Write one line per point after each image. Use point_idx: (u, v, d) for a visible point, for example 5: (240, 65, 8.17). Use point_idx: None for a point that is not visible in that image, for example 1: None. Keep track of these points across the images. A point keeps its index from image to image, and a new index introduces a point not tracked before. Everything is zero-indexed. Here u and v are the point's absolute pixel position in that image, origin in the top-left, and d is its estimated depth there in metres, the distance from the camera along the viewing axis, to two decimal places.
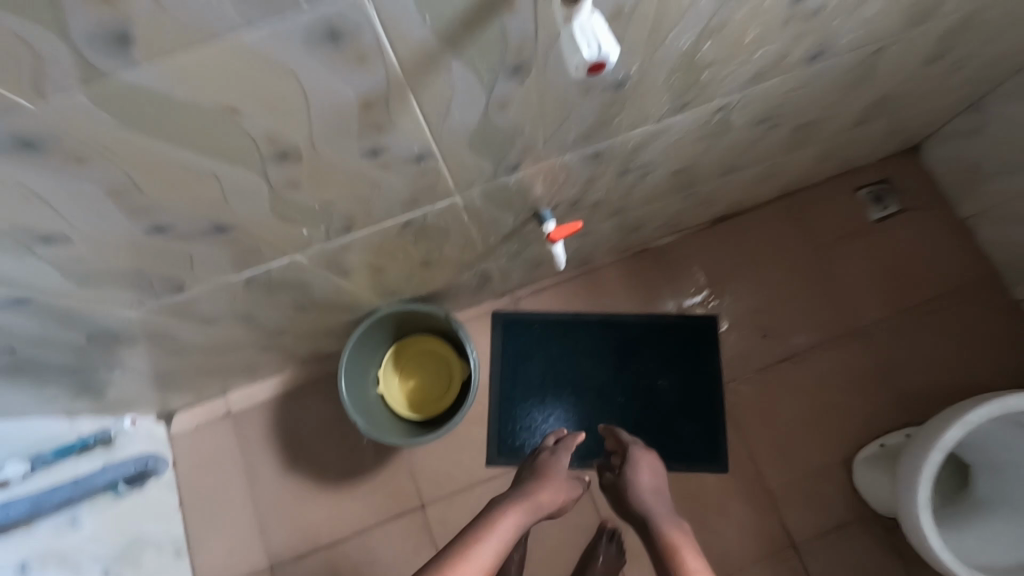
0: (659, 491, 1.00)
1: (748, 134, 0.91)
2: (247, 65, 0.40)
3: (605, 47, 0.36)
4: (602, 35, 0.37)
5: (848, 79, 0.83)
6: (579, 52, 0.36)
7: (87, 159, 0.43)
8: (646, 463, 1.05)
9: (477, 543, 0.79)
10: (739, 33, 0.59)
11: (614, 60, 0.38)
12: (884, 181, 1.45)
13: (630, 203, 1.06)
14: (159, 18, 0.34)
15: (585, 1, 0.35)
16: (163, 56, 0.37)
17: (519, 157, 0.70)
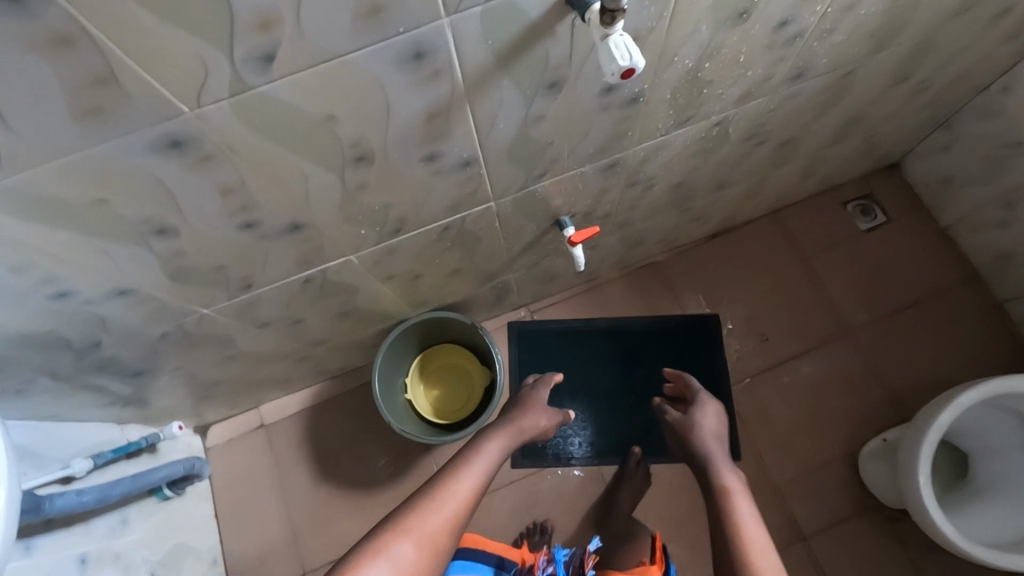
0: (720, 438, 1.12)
1: (741, 148, 1.02)
2: (351, 79, 0.51)
3: (633, 57, 0.47)
4: (632, 49, 0.47)
5: (827, 96, 0.95)
6: (614, 62, 0.47)
7: (214, 158, 0.54)
8: (712, 413, 1.17)
9: (471, 459, 1.04)
10: (731, 55, 0.71)
11: (640, 67, 0.48)
12: (869, 195, 1.57)
13: (637, 214, 1.17)
14: (298, 43, 0.45)
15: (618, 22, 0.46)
16: (292, 71, 0.47)
17: (546, 167, 0.81)
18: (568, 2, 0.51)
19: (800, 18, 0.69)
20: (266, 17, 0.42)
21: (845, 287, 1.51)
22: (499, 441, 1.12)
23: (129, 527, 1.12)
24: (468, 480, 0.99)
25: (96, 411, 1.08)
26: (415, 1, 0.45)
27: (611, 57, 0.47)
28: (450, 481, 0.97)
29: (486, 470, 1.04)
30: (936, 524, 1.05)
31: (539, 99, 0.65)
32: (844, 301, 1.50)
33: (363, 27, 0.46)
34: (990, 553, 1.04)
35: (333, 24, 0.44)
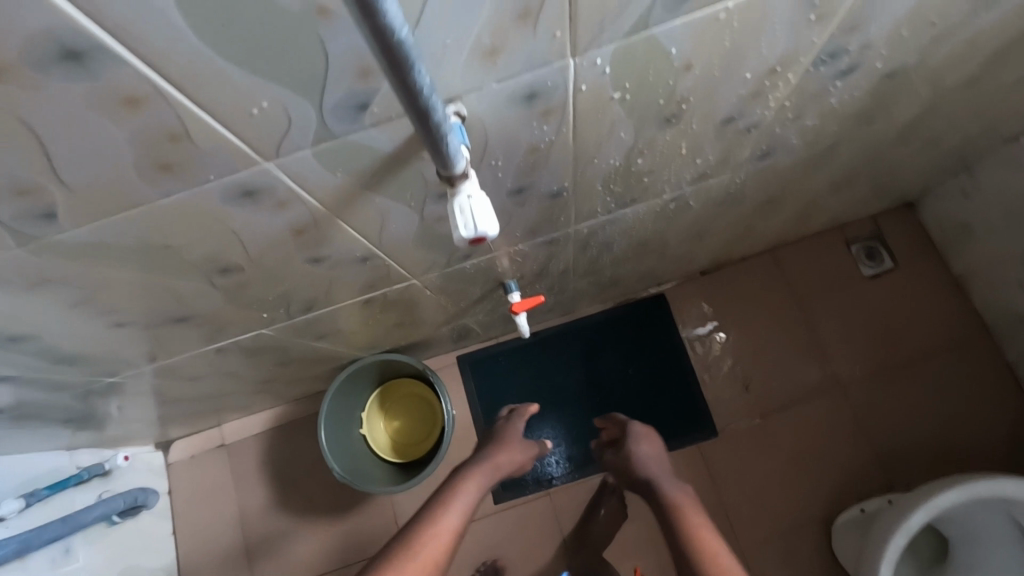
0: (659, 459, 1.14)
1: (710, 211, 0.92)
2: (172, 219, 0.44)
3: (481, 225, 0.39)
4: (483, 214, 0.39)
5: (808, 164, 0.84)
6: (457, 229, 0.39)
7: (37, 287, 0.49)
8: (645, 437, 1.19)
9: (449, 498, 0.95)
10: (670, 149, 0.61)
11: (495, 232, 0.40)
12: (876, 237, 1.44)
13: (602, 267, 1.08)
14: (81, 203, 0.39)
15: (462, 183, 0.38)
16: (89, 222, 0.41)
17: (470, 249, 0.74)
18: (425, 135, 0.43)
19: (750, 114, 0.58)
20: (24, 187, 0.36)
21: (839, 336, 1.40)
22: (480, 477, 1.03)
23: (74, 556, 1.13)
24: (449, 518, 0.91)
25: (36, 444, 1.07)
26: (215, 156, 0.38)
27: (456, 222, 0.40)
28: (429, 522, 0.89)
29: (464, 519, 0.93)
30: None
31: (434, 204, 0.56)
32: (837, 353, 1.39)
33: (158, 182, 0.39)
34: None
35: (117, 183, 0.38)
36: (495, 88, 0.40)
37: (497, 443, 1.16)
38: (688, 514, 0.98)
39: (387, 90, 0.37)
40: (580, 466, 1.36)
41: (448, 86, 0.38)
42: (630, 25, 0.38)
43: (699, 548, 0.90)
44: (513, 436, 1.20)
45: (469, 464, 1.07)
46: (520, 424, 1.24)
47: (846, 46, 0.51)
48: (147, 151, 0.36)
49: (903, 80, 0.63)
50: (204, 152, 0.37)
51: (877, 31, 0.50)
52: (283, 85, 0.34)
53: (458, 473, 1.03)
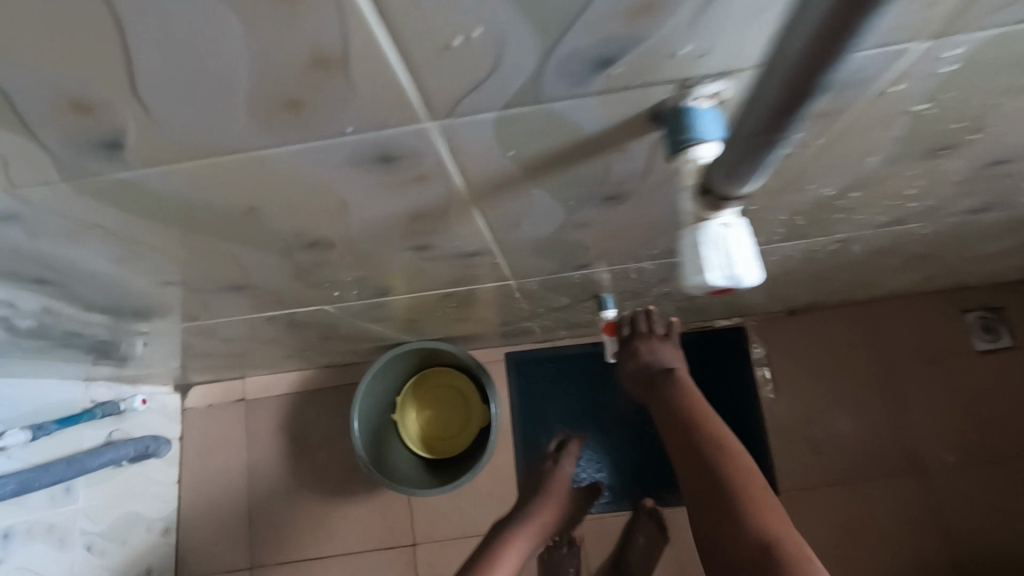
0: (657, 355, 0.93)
1: (857, 258, 0.77)
2: (273, 176, 0.32)
3: (740, 268, 0.32)
4: (741, 258, 0.32)
5: (1001, 227, 0.69)
6: (710, 270, 0.32)
7: (75, 227, 0.37)
8: None
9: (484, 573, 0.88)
10: (898, 187, 0.47)
11: (749, 281, 0.33)
12: (995, 309, 1.26)
13: (703, 294, 0.94)
14: (162, 130, 0.26)
15: (723, 210, 0.31)
16: (164, 162, 0.29)
17: (589, 261, 0.60)
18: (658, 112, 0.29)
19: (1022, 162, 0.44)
20: (81, 95, 0.24)
21: (932, 411, 1.24)
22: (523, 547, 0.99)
23: (73, 497, 1.05)
24: None
25: (53, 371, 0.97)
26: (370, 98, 0.25)
27: (700, 265, 0.32)
28: None
29: None
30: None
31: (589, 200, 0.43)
32: (928, 429, 1.23)
33: (274, 121, 0.27)
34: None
35: (216, 111, 0.25)
36: (861, 57, 0.26)
37: (541, 496, 1.08)
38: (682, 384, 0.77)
39: (662, 38, 0.24)
40: (618, 497, 1.23)
41: (743, 47, 0.25)
42: None
43: (697, 423, 0.71)
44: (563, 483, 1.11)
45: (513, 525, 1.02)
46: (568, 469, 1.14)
47: None
48: (280, 71, 0.23)
49: None
50: (357, 90, 0.25)
51: None
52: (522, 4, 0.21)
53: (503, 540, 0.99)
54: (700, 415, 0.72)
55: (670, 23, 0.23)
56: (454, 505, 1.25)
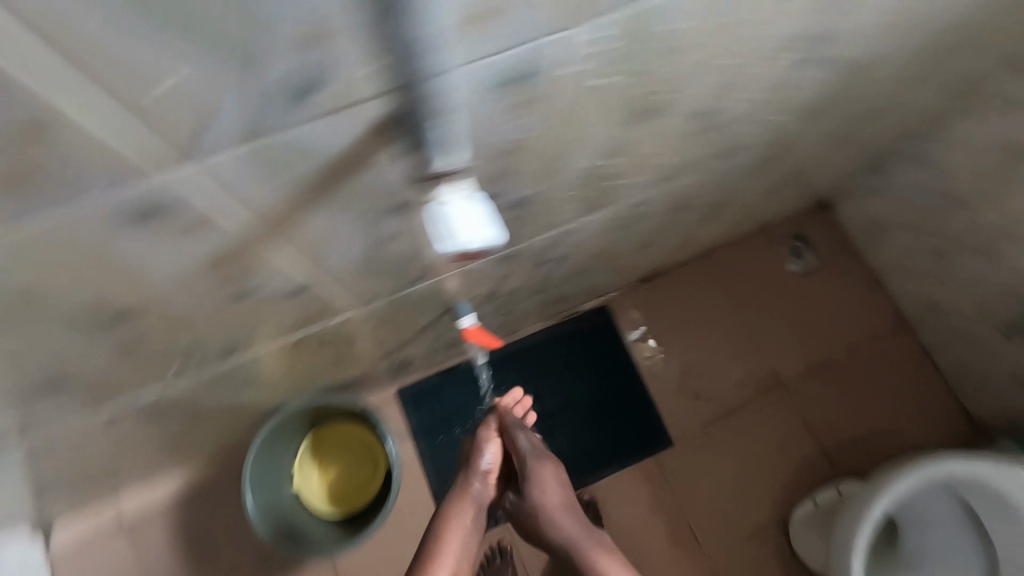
0: (565, 504, 0.89)
1: (663, 217, 0.90)
2: (35, 247, 0.36)
3: (462, 236, 0.41)
4: (463, 221, 0.41)
5: (754, 166, 0.84)
6: (456, 232, 0.41)
7: None
8: (551, 484, 0.88)
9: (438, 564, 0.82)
10: (645, 148, 0.56)
11: (475, 243, 0.41)
12: (800, 236, 1.49)
13: (553, 282, 1.02)
14: None
15: (459, 183, 0.43)
16: None
17: (424, 271, 0.65)
18: (390, 129, 0.37)
19: (727, 106, 0.55)
20: None
21: (775, 335, 1.42)
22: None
23: None
24: None
25: None
26: (71, 156, 0.31)
27: (432, 240, 0.42)
28: None
29: None
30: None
31: (385, 206, 0.48)
32: (779, 354, 1.41)
33: None
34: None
35: None
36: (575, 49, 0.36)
37: None
38: (564, 526, 0.88)
39: (283, 74, 0.30)
40: None
41: (376, 79, 0.32)
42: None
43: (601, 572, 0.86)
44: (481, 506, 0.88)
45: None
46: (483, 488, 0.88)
47: (825, 32, 0.49)
48: None
49: (850, 79, 0.63)
50: (75, 165, 0.32)
51: (848, 19, 0.49)
52: (98, 67, 0.27)
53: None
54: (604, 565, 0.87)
55: (271, 63, 0.29)
56: (382, 553, 1.22)
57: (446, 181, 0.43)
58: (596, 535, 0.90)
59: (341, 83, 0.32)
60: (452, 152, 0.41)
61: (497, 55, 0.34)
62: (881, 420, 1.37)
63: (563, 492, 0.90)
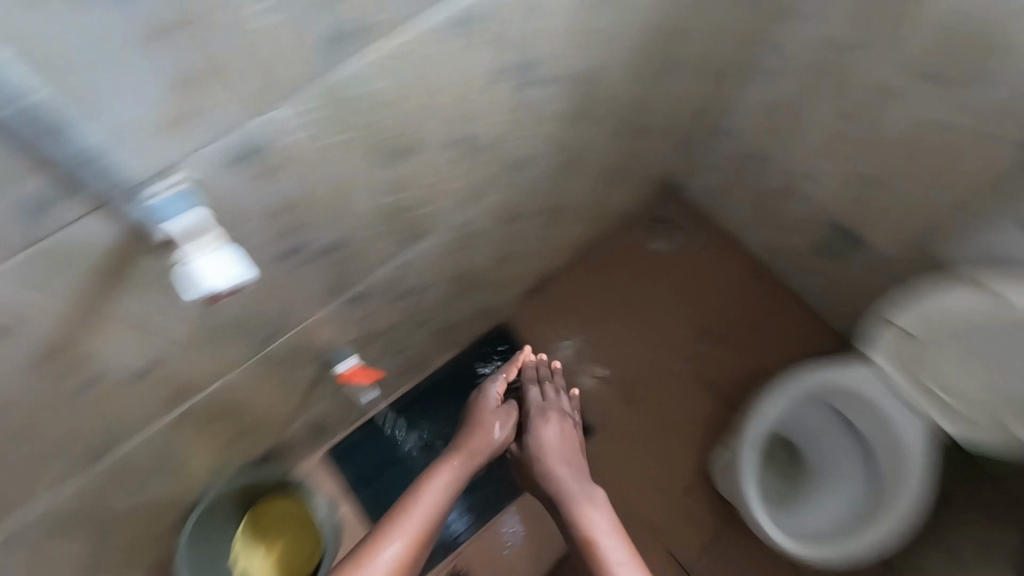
0: (561, 452, 0.99)
1: (502, 231, 1.01)
2: None
3: (208, 282, 0.45)
4: (209, 270, 0.45)
5: (559, 170, 0.96)
6: (201, 280, 0.45)
7: None
8: (549, 433, 1.01)
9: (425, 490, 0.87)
10: (422, 180, 0.67)
11: (221, 285, 0.45)
12: (661, 220, 1.65)
13: (429, 312, 1.11)
14: None
15: (205, 234, 0.46)
16: None
17: (274, 329, 0.72)
18: (142, 221, 0.45)
19: (474, 131, 0.66)
20: None
21: (660, 311, 1.57)
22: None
23: None
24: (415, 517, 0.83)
25: None
26: None
27: (184, 290, 0.46)
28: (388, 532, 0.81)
29: (432, 511, 0.85)
30: (766, 531, 1.08)
31: None
32: (667, 327, 1.55)
33: None
34: (833, 551, 1.05)
35: None
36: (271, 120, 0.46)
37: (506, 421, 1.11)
38: (557, 467, 0.96)
39: (24, 200, 0.38)
40: (481, 514, 1.31)
41: (84, 191, 0.40)
42: (290, 73, 0.44)
43: (578, 508, 0.90)
44: (501, 435, 0.99)
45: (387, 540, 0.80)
46: (505, 429, 1.00)
47: (520, 59, 0.61)
48: None
49: (585, 85, 0.77)
50: None
51: (534, 46, 0.61)
52: None
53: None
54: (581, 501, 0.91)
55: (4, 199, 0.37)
56: None
57: (188, 239, 0.46)
58: (589, 483, 0.95)
59: (76, 196, 0.40)
60: (189, 216, 0.46)
61: (204, 148, 0.43)
62: (768, 361, 1.51)
63: (571, 445, 1.01)
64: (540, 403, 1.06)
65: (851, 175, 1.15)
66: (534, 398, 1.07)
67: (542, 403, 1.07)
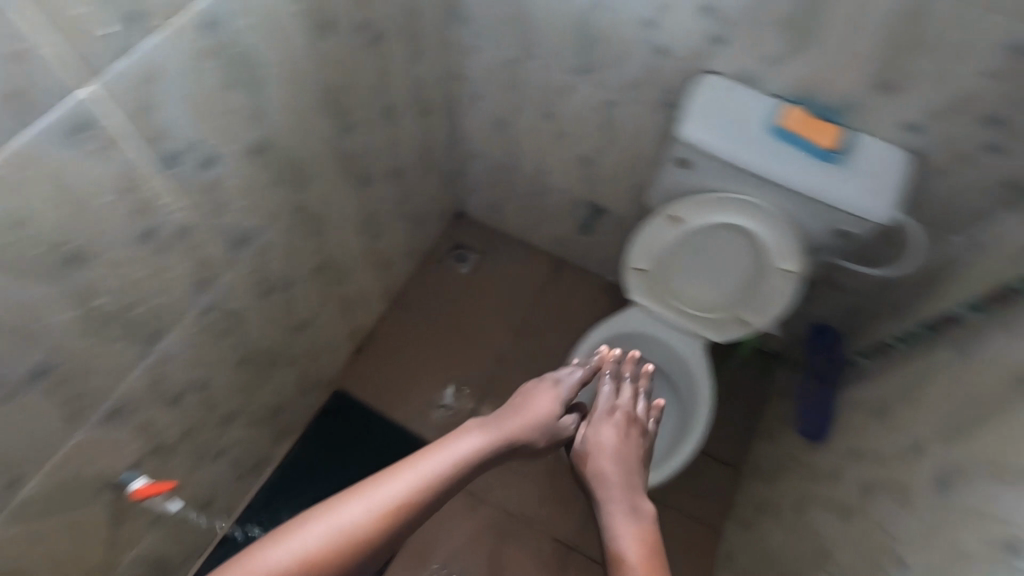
0: (622, 461, 0.82)
1: (270, 302, 1.05)
2: None
3: None
4: None
5: (302, 231, 1.04)
6: None
7: None
8: (618, 432, 0.86)
9: (437, 455, 0.70)
10: (121, 276, 0.70)
11: None
12: (457, 246, 1.79)
13: (232, 402, 1.11)
14: None
15: None
16: None
17: (16, 474, 0.69)
18: None
19: (156, 222, 0.71)
20: None
21: (480, 324, 1.68)
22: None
23: None
24: (414, 481, 0.66)
25: None
26: None
27: None
28: (379, 492, 0.63)
29: (433, 489, 0.67)
30: None
31: None
32: (490, 336, 1.67)
33: None
34: (653, 474, 1.15)
35: None
36: None
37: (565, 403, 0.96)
38: (606, 472, 0.80)
39: None
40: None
41: None
42: None
43: (624, 538, 0.71)
44: (559, 415, 0.83)
45: (376, 495, 0.63)
46: (558, 413, 0.84)
47: (176, 147, 0.68)
48: None
49: (272, 153, 0.85)
50: None
51: (184, 132, 0.68)
52: None
53: (276, 553, 0.57)
54: (630, 535, 0.72)
55: None
56: None
57: None
58: (638, 496, 0.78)
59: None
60: None
61: None
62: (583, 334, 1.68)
63: (630, 447, 0.85)
64: (615, 399, 0.91)
65: (569, 160, 1.36)
66: (604, 394, 0.92)
67: (613, 402, 0.90)
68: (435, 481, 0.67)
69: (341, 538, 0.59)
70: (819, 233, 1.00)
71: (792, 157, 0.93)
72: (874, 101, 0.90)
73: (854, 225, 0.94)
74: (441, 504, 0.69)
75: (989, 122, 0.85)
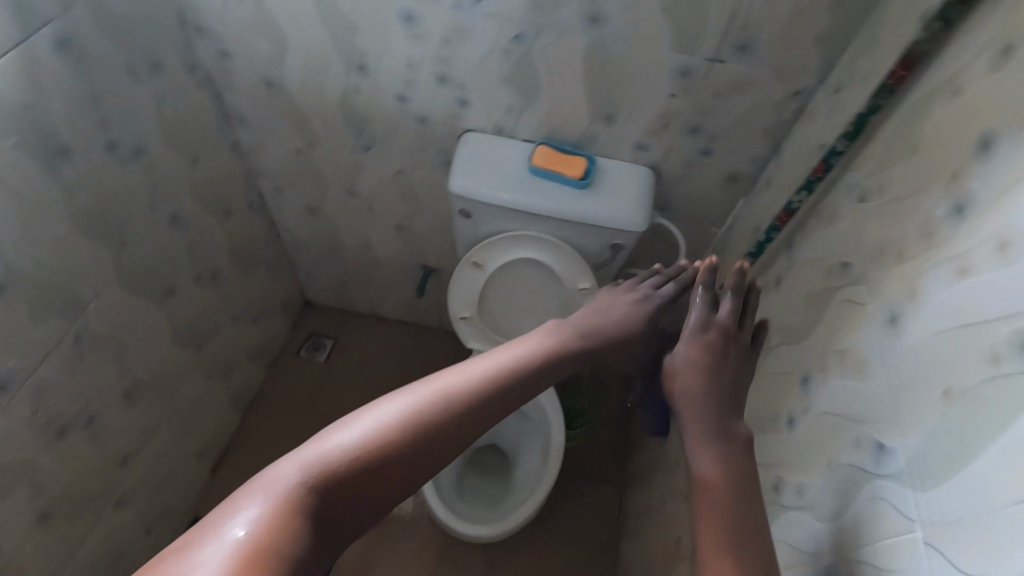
0: (713, 379, 0.70)
1: (68, 442, 0.97)
2: None
3: None
4: None
5: (92, 358, 0.98)
6: None
7: None
8: (710, 352, 0.72)
9: (490, 361, 0.68)
10: None
11: None
12: (310, 335, 1.76)
13: (42, 566, 0.99)
14: None
15: None
16: None
17: None
18: None
19: None
20: None
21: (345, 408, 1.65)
22: (242, 544, 0.45)
23: None
24: (468, 380, 0.64)
25: None
26: None
27: None
28: (439, 387, 0.61)
29: (485, 388, 0.64)
30: (469, 532, 1.19)
31: None
32: None
33: None
34: (516, 518, 1.19)
35: None
36: None
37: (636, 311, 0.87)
38: (688, 388, 0.71)
39: None
40: None
41: None
42: None
43: (713, 440, 0.66)
44: (637, 334, 0.84)
45: (445, 389, 0.61)
46: (623, 327, 0.84)
47: None
48: None
49: (23, 287, 0.82)
50: None
51: None
52: None
53: (343, 436, 0.55)
54: (722, 448, 0.65)
55: None
56: None
57: None
58: (731, 416, 0.68)
59: None
60: None
61: None
62: None
63: (727, 366, 0.72)
64: (712, 313, 0.75)
65: (386, 230, 1.42)
66: (697, 309, 0.76)
67: (704, 317, 0.75)
68: (503, 376, 0.66)
69: (408, 417, 0.57)
70: (598, 249, 1.11)
71: (550, 191, 1.04)
72: (604, 131, 1.04)
73: (619, 237, 1.06)
74: (512, 404, 0.66)
75: (692, 132, 1.00)
